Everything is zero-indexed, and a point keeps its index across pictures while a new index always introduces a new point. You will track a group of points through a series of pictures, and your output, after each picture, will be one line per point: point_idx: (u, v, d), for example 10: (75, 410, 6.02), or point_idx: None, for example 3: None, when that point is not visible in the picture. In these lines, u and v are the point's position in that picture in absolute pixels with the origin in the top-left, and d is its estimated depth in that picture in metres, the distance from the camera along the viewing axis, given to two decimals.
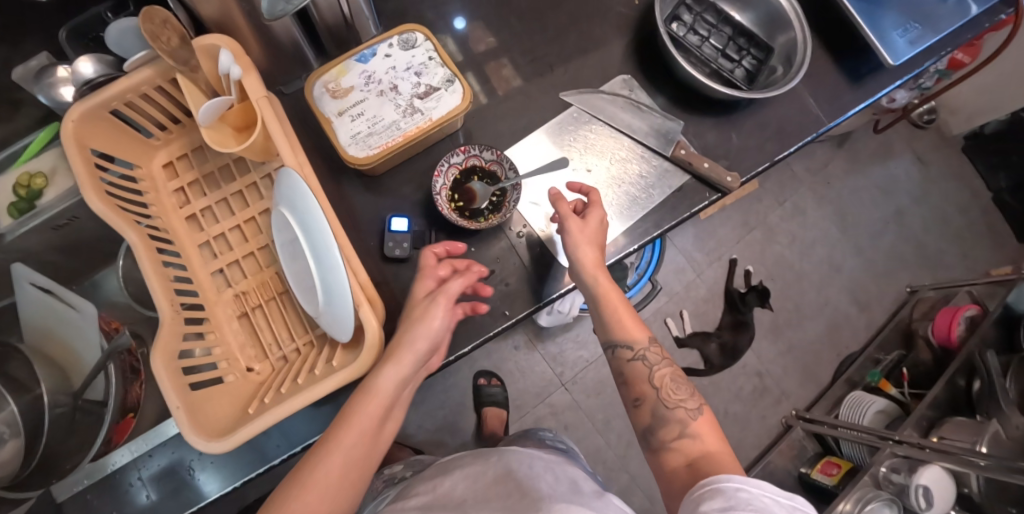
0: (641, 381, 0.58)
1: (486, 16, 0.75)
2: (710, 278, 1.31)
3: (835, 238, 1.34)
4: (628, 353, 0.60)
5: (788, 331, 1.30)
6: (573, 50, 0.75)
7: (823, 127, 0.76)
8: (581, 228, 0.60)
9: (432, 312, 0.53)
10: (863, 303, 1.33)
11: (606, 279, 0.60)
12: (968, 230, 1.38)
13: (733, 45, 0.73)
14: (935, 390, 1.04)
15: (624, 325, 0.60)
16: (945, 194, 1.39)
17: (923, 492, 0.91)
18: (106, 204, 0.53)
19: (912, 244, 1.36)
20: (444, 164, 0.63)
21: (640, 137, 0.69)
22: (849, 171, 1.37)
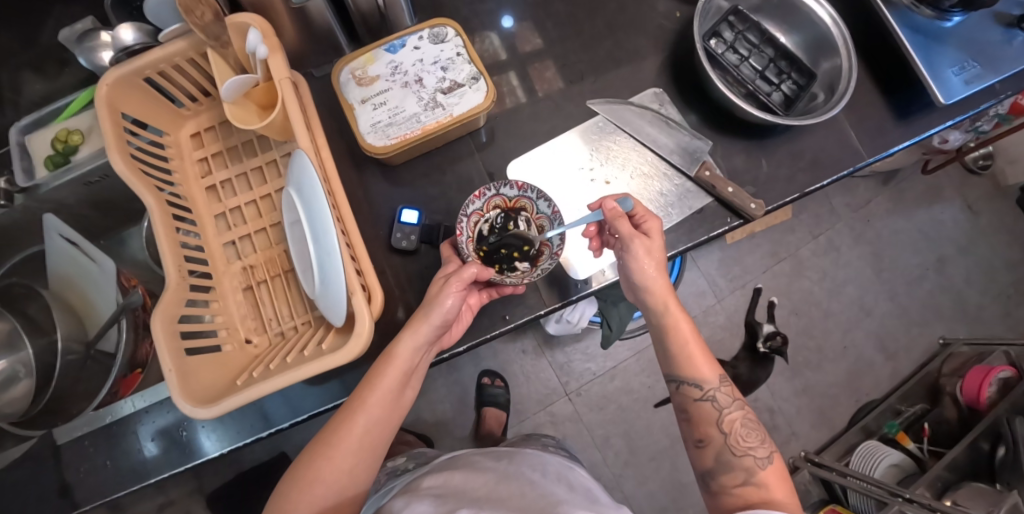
0: (708, 423, 0.56)
1: (524, 24, 0.74)
2: (731, 306, 1.27)
3: (868, 279, 1.28)
4: (696, 392, 0.57)
5: (806, 371, 1.24)
6: (607, 60, 0.73)
7: (862, 162, 0.73)
8: (648, 248, 0.57)
9: (423, 325, 0.54)
10: (890, 351, 1.26)
11: (676, 306, 0.57)
12: (1015, 286, 1.30)
13: (773, 67, 0.71)
14: (955, 452, 0.98)
15: (693, 363, 0.57)
16: (993, 246, 1.31)
17: None
18: (129, 167, 0.55)
19: (952, 294, 1.29)
20: (492, 189, 0.61)
21: (665, 153, 0.67)
22: (892, 211, 1.31)
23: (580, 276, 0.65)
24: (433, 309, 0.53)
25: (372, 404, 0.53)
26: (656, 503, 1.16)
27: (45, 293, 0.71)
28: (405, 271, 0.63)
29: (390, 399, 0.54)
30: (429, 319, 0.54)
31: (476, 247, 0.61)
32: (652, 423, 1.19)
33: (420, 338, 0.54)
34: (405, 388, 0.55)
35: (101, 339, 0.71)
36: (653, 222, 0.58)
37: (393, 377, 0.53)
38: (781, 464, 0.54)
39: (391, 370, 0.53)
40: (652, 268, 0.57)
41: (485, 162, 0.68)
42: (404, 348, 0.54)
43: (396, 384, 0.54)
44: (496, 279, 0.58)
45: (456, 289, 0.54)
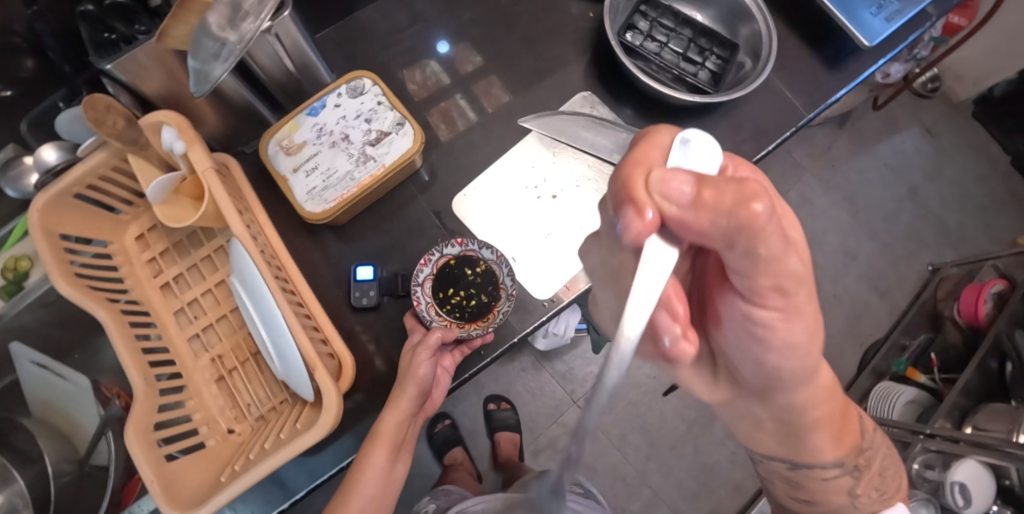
0: (834, 492, 0.51)
1: (460, 47, 0.74)
2: None
3: (845, 224, 1.28)
4: (830, 473, 0.50)
5: None
6: (531, 74, 0.73)
7: (804, 119, 0.73)
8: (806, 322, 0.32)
9: (401, 400, 0.56)
10: (883, 290, 1.26)
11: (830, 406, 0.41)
12: (990, 198, 1.30)
13: (694, 47, 0.71)
14: (966, 376, 0.97)
15: (839, 445, 0.48)
16: (961, 164, 1.31)
17: (959, 488, 0.85)
18: (75, 287, 0.54)
19: (931, 220, 1.29)
20: (436, 252, 0.63)
21: (606, 155, 0.67)
22: (854, 151, 1.31)
23: (544, 296, 0.64)
24: (408, 381, 0.55)
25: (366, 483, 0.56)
26: (686, 490, 1.15)
27: (27, 422, 0.71)
28: (374, 327, 0.63)
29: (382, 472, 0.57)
30: (408, 393, 0.55)
31: (437, 308, 0.62)
32: (665, 412, 1.19)
33: (401, 412, 0.56)
34: (397, 452, 0.59)
35: (93, 454, 0.71)
36: (757, 183, 0.26)
37: (379, 453, 0.56)
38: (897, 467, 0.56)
39: (377, 447, 0.56)
40: (807, 339, 0.33)
41: (430, 201, 0.68)
42: (386, 428, 0.56)
43: (387, 455, 0.57)
44: (463, 335, 0.61)
45: (426, 356, 0.55)
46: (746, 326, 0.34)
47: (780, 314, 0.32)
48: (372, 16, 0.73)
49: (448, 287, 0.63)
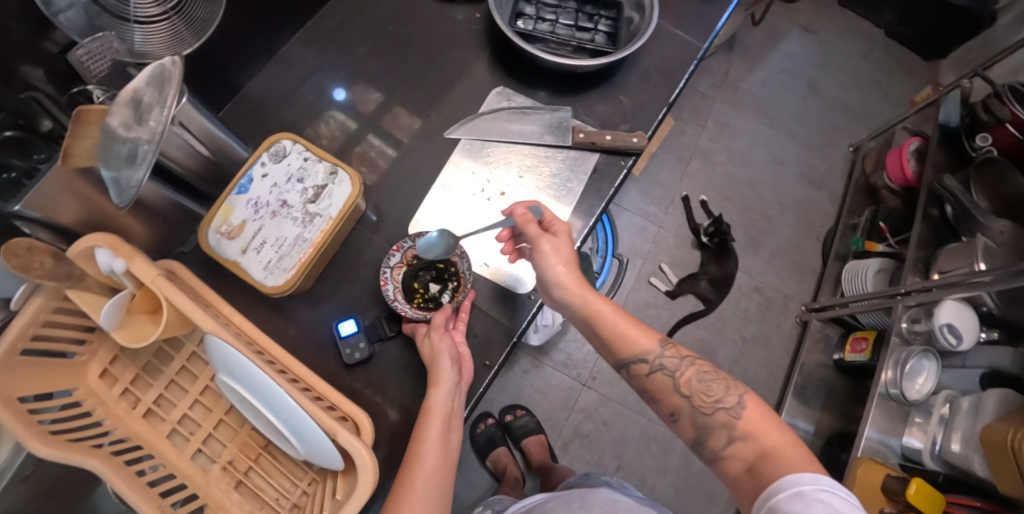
0: (667, 394, 0.51)
1: (355, 88, 0.74)
2: (673, 224, 1.18)
3: (766, 133, 1.27)
4: (645, 367, 0.52)
5: (763, 238, 1.20)
6: (440, 87, 0.74)
7: (701, 50, 0.77)
8: (556, 245, 0.56)
9: (443, 374, 0.55)
10: (818, 183, 1.26)
11: (593, 293, 0.55)
12: (879, 70, 1.36)
13: (583, 16, 0.73)
14: (917, 230, 1.05)
15: (620, 337, 0.54)
16: (844, 48, 1.38)
17: (948, 330, 0.92)
18: (53, 446, 0.49)
19: (837, 107, 1.32)
20: (384, 271, 0.61)
21: (538, 139, 0.68)
22: (748, 69, 1.32)
23: (528, 287, 0.66)
24: (437, 354, 0.55)
25: (424, 456, 0.50)
26: None
27: None
28: (375, 375, 0.62)
29: (441, 449, 0.51)
30: (448, 361, 0.55)
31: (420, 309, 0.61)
32: None
33: (447, 381, 0.54)
34: (456, 433, 0.54)
35: None
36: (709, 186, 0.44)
37: (437, 431, 0.52)
38: (761, 405, 0.48)
39: (437, 421, 0.53)
40: (555, 250, 0.56)
41: (385, 238, 0.67)
42: (439, 404, 0.54)
43: (444, 434, 0.52)
44: (453, 305, 0.61)
45: (440, 333, 0.57)
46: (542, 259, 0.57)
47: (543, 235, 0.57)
48: (265, 81, 0.72)
49: (414, 289, 0.62)
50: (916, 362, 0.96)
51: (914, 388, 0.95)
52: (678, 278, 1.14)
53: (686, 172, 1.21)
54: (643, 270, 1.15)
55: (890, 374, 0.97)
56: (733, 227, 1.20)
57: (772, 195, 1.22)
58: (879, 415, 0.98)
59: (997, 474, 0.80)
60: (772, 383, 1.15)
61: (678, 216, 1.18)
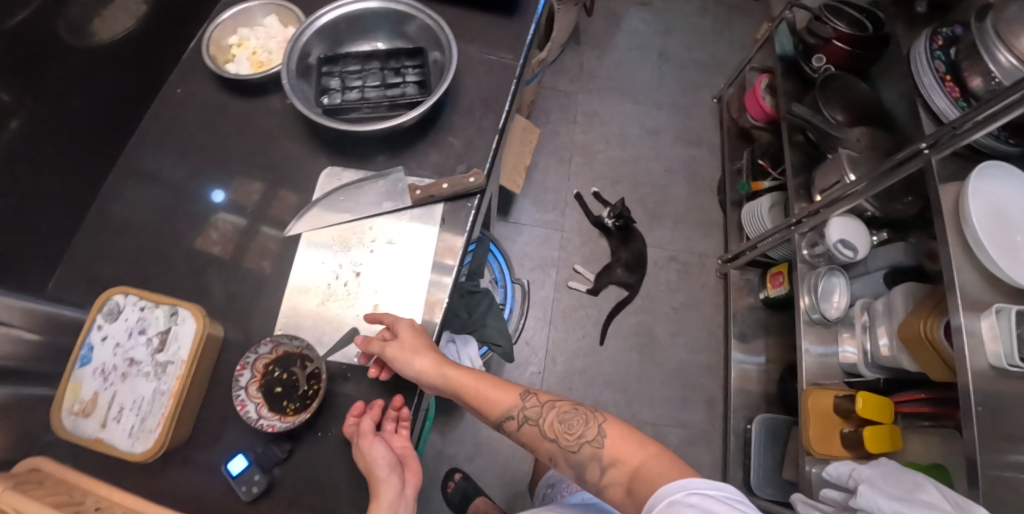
0: (537, 441, 0.59)
1: (175, 211, 0.69)
2: (574, 225, 1.19)
3: (634, 110, 1.30)
4: (514, 422, 0.60)
5: (662, 210, 1.22)
6: (267, 183, 0.70)
7: (518, 67, 0.77)
8: (401, 346, 0.57)
9: (382, 482, 0.54)
10: (696, 141, 1.29)
11: (453, 371, 0.59)
12: (720, 21, 1.42)
13: (389, 72, 0.72)
14: (791, 158, 1.07)
15: (489, 402, 0.61)
16: (682, 10, 1.43)
17: (842, 244, 0.96)
18: None
19: (694, 65, 1.35)
20: (236, 396, 0.57)
21: (377, 208, 0.66)
22: (600, 55, 1.35)
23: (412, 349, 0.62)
24: (371, 463, 0.54)
25: None
26: None
27: None
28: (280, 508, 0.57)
29: None
30: (387, 463, 0.54)
31: (287, 417, 0.58)
32: None
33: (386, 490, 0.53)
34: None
35: None
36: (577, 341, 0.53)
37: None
38: (618, 426, 0.56)
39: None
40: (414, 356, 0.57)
41: None
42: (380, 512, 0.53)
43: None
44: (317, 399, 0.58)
45: (370, 438, 0.55)
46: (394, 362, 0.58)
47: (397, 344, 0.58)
48: (144, 204, 0.70)
49: (276, 399, 0.59)
50: (826, 283, 0.99)
51: (831, 308, 0.98)
52: (594, 274, 1.16)
53: (570, 172, 1.23)
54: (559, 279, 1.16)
55: (808, 299, 1.00)
56: (631, 208, 1.22)
57: (656, 166, 1.25)
58: (814, 343, 1.00)
59: (927, 367, 0.83)
60: (714, 343, 1.17)
61: (575, 214, 1.20)
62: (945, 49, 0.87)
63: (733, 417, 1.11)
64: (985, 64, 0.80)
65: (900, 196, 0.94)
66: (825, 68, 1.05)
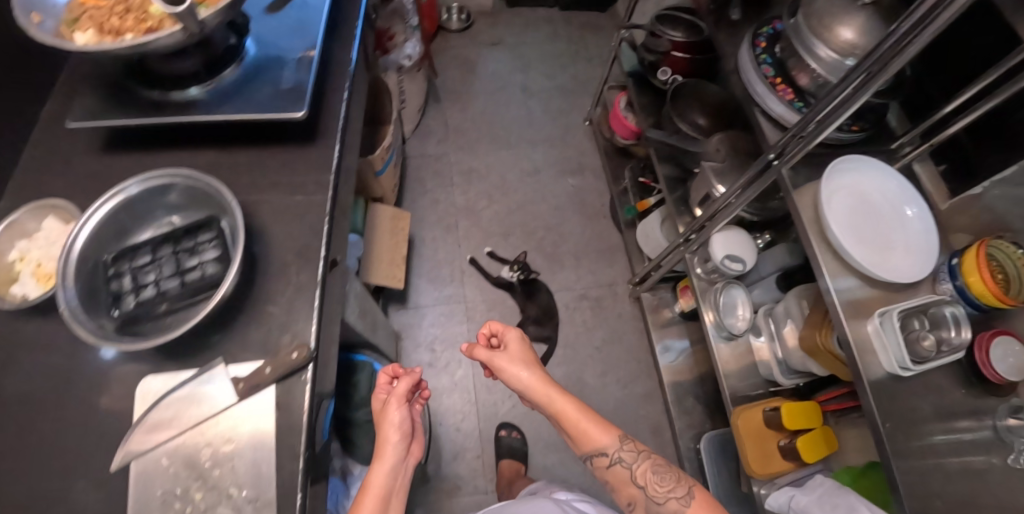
0: (625, 480, 0.78)
1: None
2: (476, 290, 1.15)
3: (509, 154, 1.28)
4: (608, 459, 0.78)
5: (559, 250, 1.20)
6: (58, 403, 0.60)
7: (330, 194, 0.72)
8: (511, 356, 0.86)
9: (389, 446, 0.68)
10: (576, 170, 1.28)
11: (557, 399, 0.81)
12: (575, 42, 1.42)
13: (182, 254, 0.66)
14: (664, 172, 1.05)
15: (590, 435, 0.80)
16: (536, 38, 1.41)
17: (728, 259, 0.93)
18: None
19: (558, 94, 1.34)
20: None
21: (196, 412, 0.58)
22: (463, 106, 1.32)
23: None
24: (387, 425, 0.69)
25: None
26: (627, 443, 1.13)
27: None
28: None
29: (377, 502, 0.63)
30: (387, 448, 0.67)
31: None
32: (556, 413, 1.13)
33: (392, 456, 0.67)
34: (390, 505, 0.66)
35: None
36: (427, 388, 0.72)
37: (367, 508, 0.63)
38: (703, 494, 0.74)
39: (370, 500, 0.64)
40: (531, 378, 0.85)
41: None
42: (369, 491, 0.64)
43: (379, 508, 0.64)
44: None
45: (399, 405, 0.71)
46: (514, 373, 0.85)
47: (525, 369, 0.85)
48: None
49: None
50: (726, 299, 0.97)
51: (738, 322, 0.96)
52: None
53: (458, 238, 1.19)
54: (472, 353, 1.11)
55: (712, 316, 0.98)
56: (529, 255, 1.19)
57: (544, 208, 1.23)
58: (731, 361, 0.98)
59: (833, 373, 0.81)
60: (643, 370, 1.15)
61: (471, 280, 1.15)
62: (769, 52, 0.85)
63: (681, 440, 1.07)
64: (811, 61, 0.78)
65: (772, 198, 0.93)
66: (671, 78, 1.04)
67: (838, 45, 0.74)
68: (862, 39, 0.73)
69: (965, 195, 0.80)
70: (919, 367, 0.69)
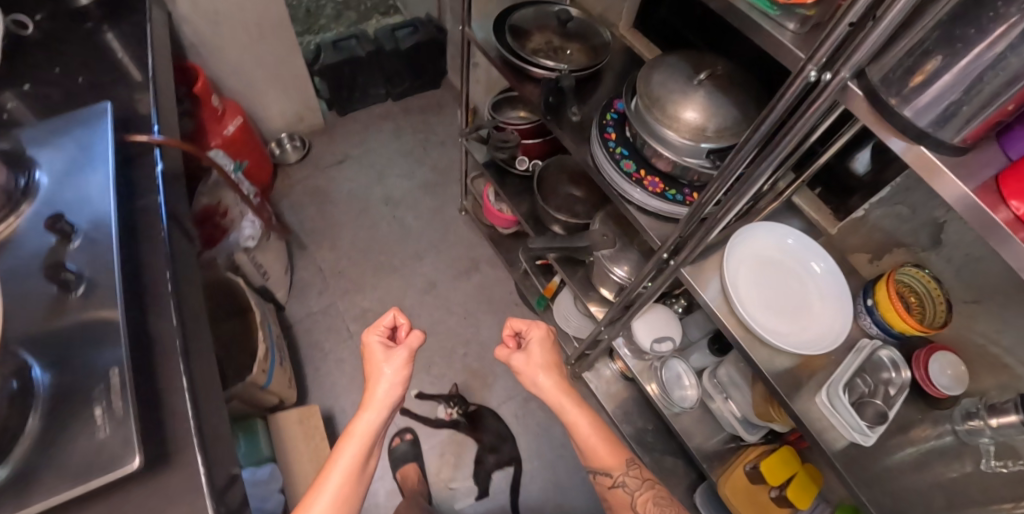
0: (622, 503, 0.81)
1: None
2: (425, 437, 1.18)
3: (403, 285, 1.36)
4: (610, 480, 0.82)
5: (481, 361, 1.28)
6: None
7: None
8: (528, 359, 0.87)
9: (382, 387, 0.72)
10: (467, 271, 1.40)
11: (573, 409, 0.83)
12: (416, 148, 1.59)
13: None
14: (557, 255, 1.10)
15: (599, 455, 0.83)
16: (382, 152, 1.58)
17: (657, 341, 0.94)
18: None
19: (425, 202, 1.49)
20: None
21: None
22: (336, 253, 1.39)
23: None
24: (375, 356, 0.75)
25: (333, 460, 0.68)
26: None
27: None
28: None
29: (357, 442, 0.70)
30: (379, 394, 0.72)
31: None
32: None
33: (386, 402, 0.72)
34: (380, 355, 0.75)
35: None
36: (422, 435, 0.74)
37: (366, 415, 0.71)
38: None
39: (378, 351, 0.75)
40: (548, 380, 0.86)
41: None
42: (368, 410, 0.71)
43: (367, 450, 0.70)
44: None
45: (404, 352, 0.75)
46: (530, 373, 0.86)
47: (545, 372, 0.85)
48: None
49: None
50: (668, 373, 1.00)
51: (686, 392, 0.99)
52: (471, 479, 1.15)
53: None
54: (442, 510, 1.11)
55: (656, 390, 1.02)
56: (458, 380, 1.25)
57: (456, 322, 1.32)
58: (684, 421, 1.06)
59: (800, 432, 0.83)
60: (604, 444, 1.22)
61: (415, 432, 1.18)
62: (624, 144, 0.80)
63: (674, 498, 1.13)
64: (669, 149, 0.72)
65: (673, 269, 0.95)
66: (535, 167, 1.12)
67: (688, 130, 0.69)
68: (709, 120, 0.68)
69: (852, 219, 0.80)
70: (868, 429, 0.68)
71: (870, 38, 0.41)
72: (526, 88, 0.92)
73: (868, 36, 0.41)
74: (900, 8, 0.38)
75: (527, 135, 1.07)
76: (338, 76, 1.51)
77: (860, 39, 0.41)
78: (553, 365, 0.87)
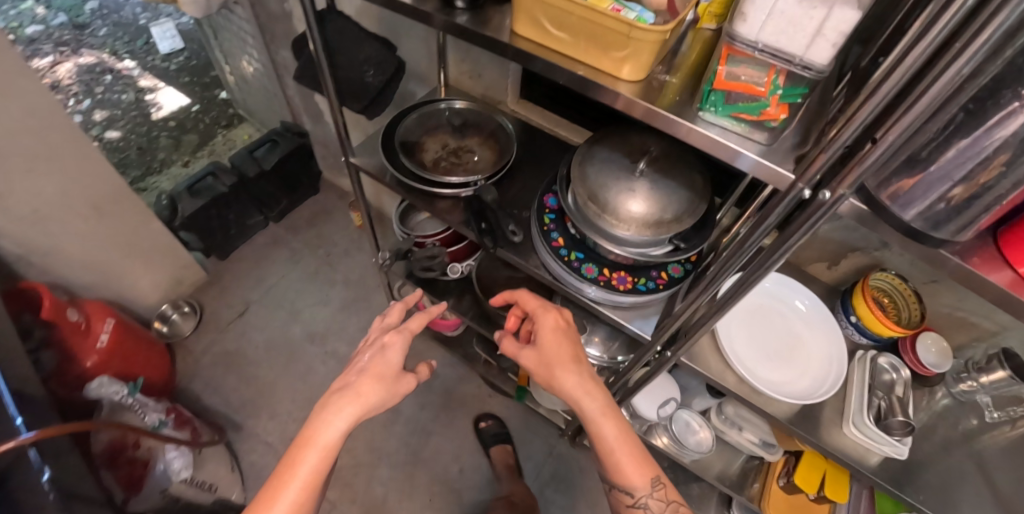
0: None
1: None
2: None
3: (369, 425, 1.23)
4: (631, 497, 0.68)
5: (482, 471, 1.20)
6: None
7: None
8: (539, 349, 0.72)
9: (371, 391, 0.58)
10: (428, 381, 1.30)
11: (599, 412, 0.66)
12: (321, 267, 1.46)
13: None
14: None
15: (624, 471, 0.66)
16: (288, 286, 1.42)
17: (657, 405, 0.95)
18: None
19: (355, 323, 1.37)
20: None
21: None
22: (279, 419, 1.23)
23: None
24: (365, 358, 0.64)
25: (295, 474, 0.53)
26: None
27: None
28: None
29: (327, 451, 0.54)
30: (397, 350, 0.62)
31: None
32: None
33: (369, 399, 0.58)
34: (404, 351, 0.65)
35: None
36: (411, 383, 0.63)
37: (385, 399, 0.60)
38: None
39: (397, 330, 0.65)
40: (577, 378, 0.68)
41: None
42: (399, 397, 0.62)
43: (327, 462, 0.54)
44: None
45: (393, 350, 0.64)
46: (563, 368, 0.68)
47: (575, 367, 0.69)
48: None
49: None
50: (678, 425, 1.00)
51: (699, 436, 1.00)
52: None
53: None
54: None
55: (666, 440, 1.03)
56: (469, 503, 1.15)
57: (440, 440, 1.23)
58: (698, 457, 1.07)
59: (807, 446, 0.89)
60: None
61: None
62: (575, 245, 0.74)
63: None
64: (624, 249, 0.67)
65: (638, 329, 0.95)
66: (468, 268, 1.04)
67: (643, 225, 0.64)
68: (665, 208, 0.64)
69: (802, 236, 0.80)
70: (889, 441, 0.71)
71: (868, 159, 0.37)
72: (440, 212, 0.82)
73: (867, 153, 0.37)
74: (903, 130, 0.34)
75: (450, 244, 0.98)
76: (206, 223, 1.32)
77: (860, 164, 0.37)
78: (568, 356, 0.70)
